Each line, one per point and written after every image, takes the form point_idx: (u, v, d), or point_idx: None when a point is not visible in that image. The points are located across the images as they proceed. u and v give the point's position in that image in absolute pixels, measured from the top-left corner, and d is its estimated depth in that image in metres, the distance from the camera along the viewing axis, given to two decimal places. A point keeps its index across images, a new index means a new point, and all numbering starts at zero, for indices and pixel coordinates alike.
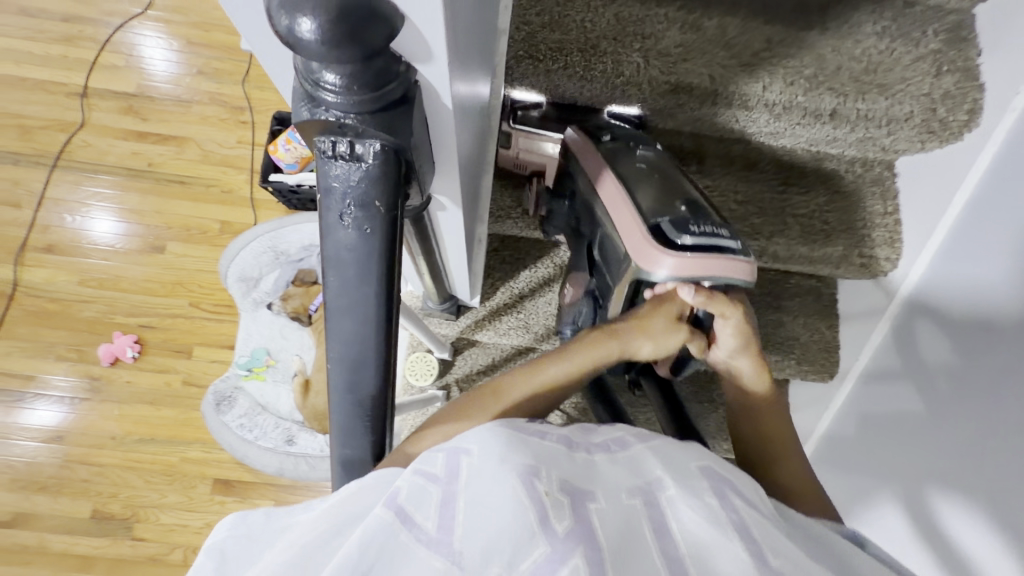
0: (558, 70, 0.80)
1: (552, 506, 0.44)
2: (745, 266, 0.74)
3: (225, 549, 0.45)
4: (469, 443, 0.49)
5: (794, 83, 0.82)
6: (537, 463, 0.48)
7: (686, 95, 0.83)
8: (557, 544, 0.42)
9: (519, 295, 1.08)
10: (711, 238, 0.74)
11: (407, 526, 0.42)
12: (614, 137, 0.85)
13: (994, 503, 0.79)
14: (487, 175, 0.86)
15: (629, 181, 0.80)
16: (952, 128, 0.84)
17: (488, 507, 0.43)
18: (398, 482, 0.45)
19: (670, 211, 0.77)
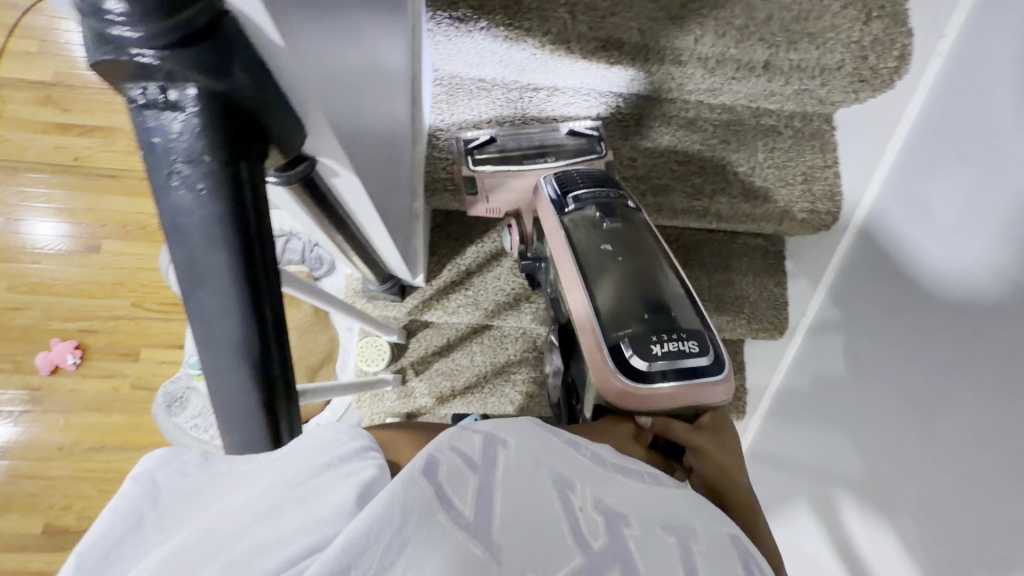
0: (483, 29, 0.77)
1: (586, 522, 0.41)
2: (716, 389, 0.68)
3: (158, 479, 0.34)
4: (505, 436, 0.46)
5: (725, 35, 0.80)
6: (571, 475, 0.45)
7: (616, 51, 0.81)
8: (594, 559, 0.39)
9: (466, 271, 1.04)
10: (678, 358, 0.68)
11: (441, 498, 0.37)
12: (579, 206, 0.80)
13: (929, 430, 0.78)
14: (420, 145, 0.86)
15: (591, 274, 0.76)
16: (882, 75, 0.84)
17: (529, 508, 0.40)
18: (436, 453, 0.40)
19: (632, 322, 0.72)
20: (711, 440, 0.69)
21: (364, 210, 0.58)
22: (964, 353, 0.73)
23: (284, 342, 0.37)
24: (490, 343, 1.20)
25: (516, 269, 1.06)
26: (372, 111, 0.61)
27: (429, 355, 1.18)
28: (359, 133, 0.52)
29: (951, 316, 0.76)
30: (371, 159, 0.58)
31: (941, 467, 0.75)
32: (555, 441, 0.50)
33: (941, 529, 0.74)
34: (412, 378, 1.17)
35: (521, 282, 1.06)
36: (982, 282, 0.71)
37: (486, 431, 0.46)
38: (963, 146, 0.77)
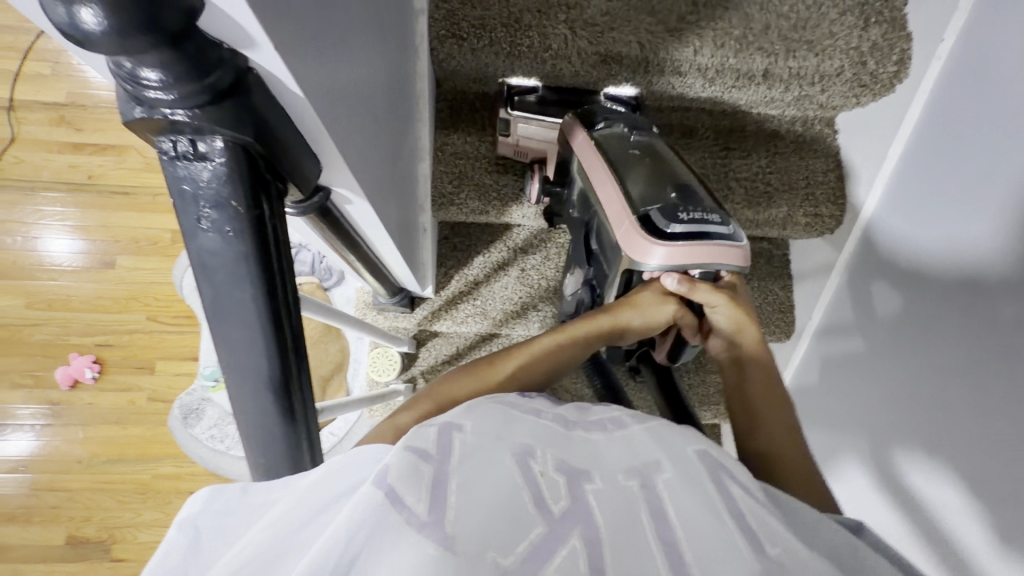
0: (484, 48, 0.79)
1: (547, 489, 0.40)
2: (736, 251, 0.72)
3: (200, 525, 0.36)
4: (461, 419, 0.44)
5: (723, 45, 0.81)
6: (534, 445, 0.44)
7: (617, 65, 0.82)
8: (553, 528, 0.38)
9: (474, 281, 1.06)
10: (703, 226, 0.71)
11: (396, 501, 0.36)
12: (607, 123, 0.82)
13: (959, 425, 0.78)
14: (426, 161, 0.87)
15: (619, 167, 0.77)
16: (882, 80, 0.84)
17: (490, 488, 0.39)
18: (388, 457, 0.39)
19: (663, 198, 0.74)
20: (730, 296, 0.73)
21: (375, 231, 0.60)
22: (992, 346, 0.74)
23: (303, 369, 0.39)
24: (499, 350, 1.21)
25: (522, 277, 1.07)
26: (376, 133, 0.63)
27: (439, 363, 1.20)
28: (368, 157, 0.54)
29: (979, 310, 0.76)
30: (379, 181, 0.59)
31: (974, 462, 0.75)
32: (517, 416, 0.48)
33: (977, 523, 0.75)
34: (423, 387, 1.19)
35: (528, 290, 1.07)
36: (1007, 276, 0.72)
37: (441, 419, 0.44)
38: (980, 141, 0.77)
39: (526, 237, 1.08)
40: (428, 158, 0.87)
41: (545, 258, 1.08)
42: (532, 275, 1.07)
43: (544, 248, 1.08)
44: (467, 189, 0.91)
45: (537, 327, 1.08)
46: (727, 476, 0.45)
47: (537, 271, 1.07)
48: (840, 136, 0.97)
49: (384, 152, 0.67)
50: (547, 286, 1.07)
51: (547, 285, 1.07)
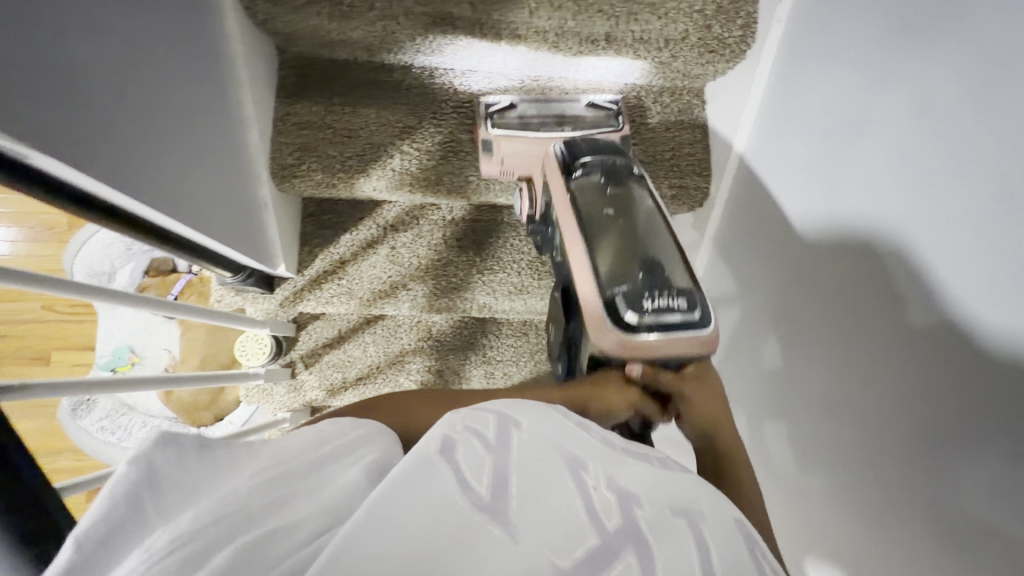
0: (304, 7, 0.75)
1: (600, 501, 0.41)
2: (703, 340, 0.66)
3: (155, 462, 0.41)
4: (519, 418, 0.48)
5: (560, 7, 0.77)
6: (586, 455, 0.46)
7: (449, 27, 0.78)
8: (608, 539, 0.39)
9: (340, 260, 1.02)
10: (666, 314, 0.67)
11: (457, 476, 0.40)
12: (585, 171, 0.77)
13: (821, 401, 0.72)
14: (255, 131, 0.81)
15: (591, 232, 0.73)
16: (730, 46, 0.81)
17: (542, 479, 0.42)
18: (454, 436, 0.43)
19: (629, 278, 0.68)
20: (695, 387, 0.71)
21: (106, 188, 0.55)
22: (844, 330, 0.69)
23: None
24: (384, 334, 1.18)
25: (392, 256, 1.03)
26: (129, 94, 0.57)
27: (320, 347, 1.16)
28: (72, 98, 0.48)
29: (832, 278, 0.72)
30: (105, 129, 0.53)
31: (837, 444, 0.69)
32: (564, 420, 0.51)
33: (840, 521, 0.69)
34: (302, 371, 1.15)
35: (398, 270, 1.03)
36: (847, 251, 0.68)
37: (497, 412, 0.48)
38: (813, 110, 0.77)
39: (397, 214, 1.05)
40: (254, 125, 0.81)
41: (417, 236, 1.04)
42: (402, 254, 1.03)
43: (416, 225, 1.05)
44: (311, 160, 0.86)
45: (408, 308, 1.04)
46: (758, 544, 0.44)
47: (408, 250, 1.04)
48: (709, 114, 0.95)
49: (158, 112, 0.62)
50: (417, 265, 1.04)
51: (418, 264, 1.04)
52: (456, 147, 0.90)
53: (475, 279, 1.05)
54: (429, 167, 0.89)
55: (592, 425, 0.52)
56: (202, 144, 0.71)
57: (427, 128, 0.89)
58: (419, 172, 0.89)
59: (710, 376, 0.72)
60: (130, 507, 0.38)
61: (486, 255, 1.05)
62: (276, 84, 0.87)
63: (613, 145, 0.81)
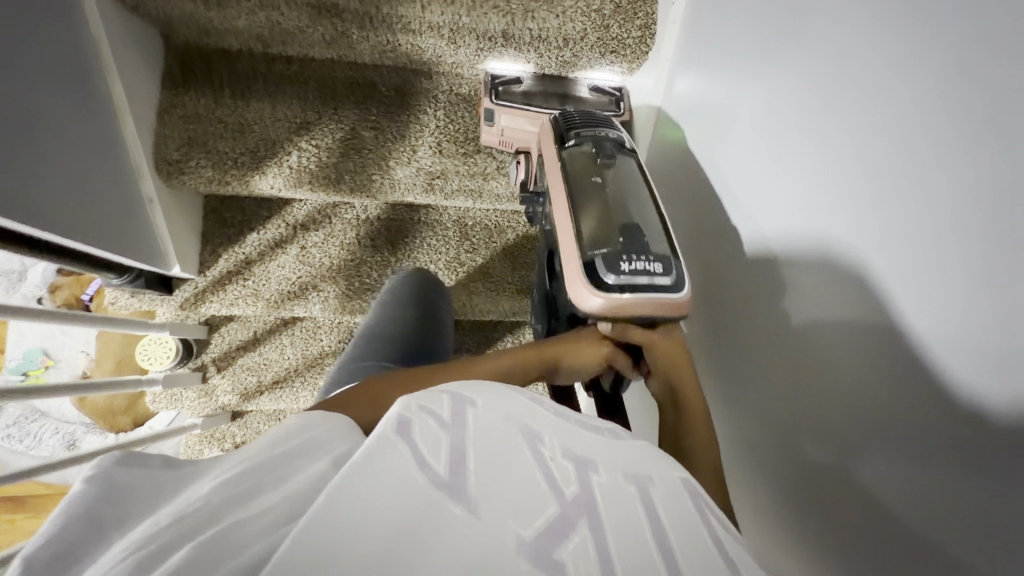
0: None
1: (558, 471, 0.40)
2: (676, 304, 0.60)
3: (115, 478, 0.37)
4: (473, 394, 0.44)
5: (453, 2, 0.75)
6: (542, 428, 0.43)
7: (338, 20, 0.75)
8: (565, 510, 0.37)
9: (246, 260, 0.98)
10: (641, 275, 0.60)
11: (411, 449, 0.36)
12: (578, 140, 0.71)
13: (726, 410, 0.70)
14: (132, 124, 0.76)
15: (579, 199, 0.67)
16: (631, 47, 0.81)
17: (499, 457, 0.39)
18: (409, 412, 0.39)
19: (608, 241, 0.62)
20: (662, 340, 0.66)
21: None
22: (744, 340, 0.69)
23: None
24: (301, 335, 1.14)
25: (302, 255, 1.00)
26: None
27: (233, 350, 1.12)
28: None
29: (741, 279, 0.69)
30: None
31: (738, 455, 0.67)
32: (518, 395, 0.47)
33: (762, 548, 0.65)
34: (213, 376, 1.10)
35: (308, 270, 1.00)
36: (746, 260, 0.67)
37: (456, 390, 0.44)
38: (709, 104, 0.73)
39: (306, 213, 1.01)
40: (129, 117, 0.76)
41: (327, 235, 1.01)
42: (312, 254, 1.00)
43: (328, 224, 1.01)
44: (198, 155, 0.81)
45: (320, 310, 1.01)
46: (706, 505, 0.43)
47: (318, 249, 1.00)
48: (635, 114, 0.93)
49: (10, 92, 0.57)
50: (329, 265, 1.01)
51: (330, 264, 1.01)
52: (357, 144, 0.87)
53: (388, 279, 1.02)
54: (327, 164, 0.86)
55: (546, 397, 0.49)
56: (57, 136, 0.64)
57: (326, 125, 0.86)
58: (318, 169, 0.85)
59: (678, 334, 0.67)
60: (90, 526, 0.34)
61: (402, 254, 1.03)
62: (161, 73, 0.82)
63: (603, 120, 0.75)
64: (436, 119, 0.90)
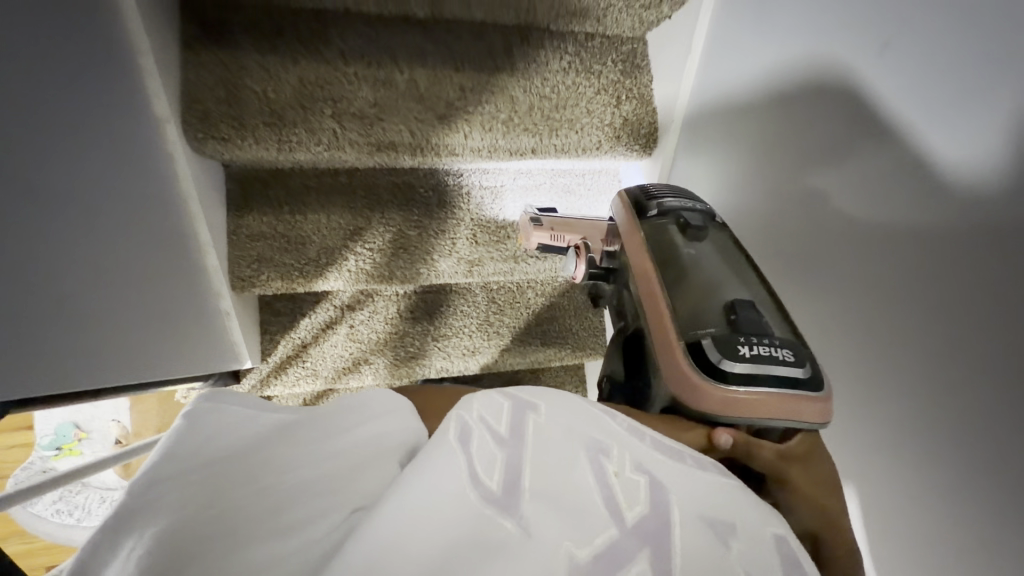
0: (251, 146, 0.79)
1: (621, 492, 0.42)
2: (815, 405, 0.55)
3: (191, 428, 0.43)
4: (537, 402, 0.47)
5: (491, 128, 0.87)
6: (610, 441, 0.46)
7: (393, 152, 0.85)
8: (624, 533, 0.40)
9: (302, 344, 1.09)
10: (770, 363, 0.56)
11: (467, 468, 0.41)
12: (661, 211, 0.75)
13: None
14: (212, 255, 0.85)
15: (677, 269, 0.68)
16: (637, 150, 0.96)
17: (555, 467, 0.42)
18: (466, 423, 0.44)
19: (720, 321, 0.60)
20: (802, 471, 0.55)
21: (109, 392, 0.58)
22: None
23: None
24: None
25: (352, 334, 1.11)
26: None
27: None
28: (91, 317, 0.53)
29: None
30: None
31: None
32: (589, 406, 0.50)
33: None
34: None
35: (358, 346, 1.11)
36: None
37: (516, 395, 0.48)
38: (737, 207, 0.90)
39: (351, 295, 1.12)
40: (212, 250, 0.84)
41: (373, 313, 1.13)
42: (361, 332, 1.12)
43: (371, 302, 1.13)
44: (267, 270, 0.92)
45: (372, 380, 1.13)
46: (798, 569, 0.43)
47: (366, 327, 1.12)
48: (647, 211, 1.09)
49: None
50: (377, 339, 1.12)
51: (378, 338, 1.12)
52: (404, 242, 0.98)
53: (431, 346, 1.15)
54: (381, 264, 0.97)
55: (621, 415, 0.51)
56: None
57: (376, 228, 0.97)
58: (373, 269, 0.97)
59: (823, 461, 0.56)
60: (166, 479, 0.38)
61: (440, 322, 1.16)
62: (226, 197, 0.91)
63: (686, 194, 0.78)
64: (470, 212, 1.02)
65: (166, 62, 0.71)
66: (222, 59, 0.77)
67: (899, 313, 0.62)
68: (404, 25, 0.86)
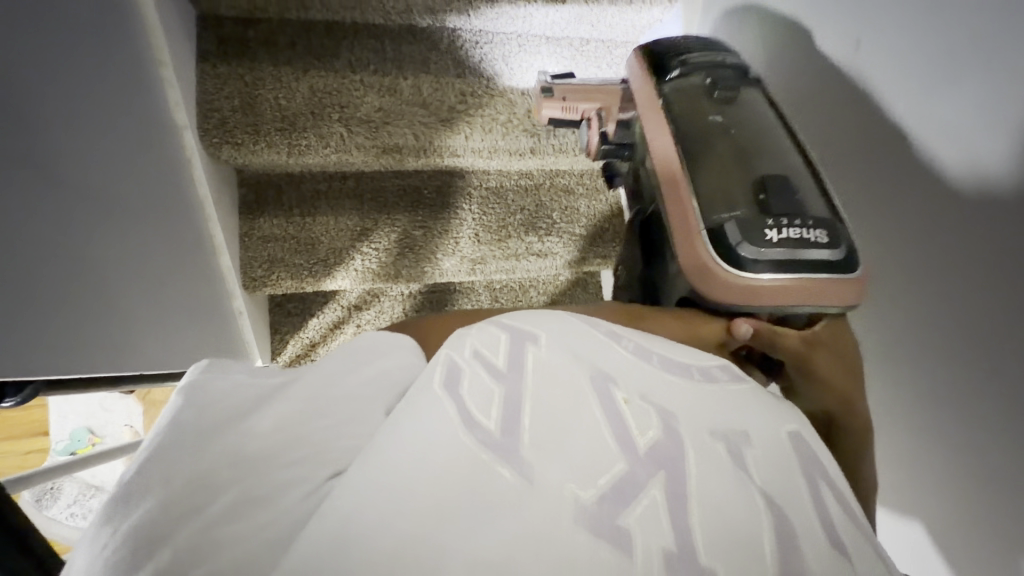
0: (262, 150, 0.82)
1: (633, 418, 0.45)
2: (847, 286, 0.57)
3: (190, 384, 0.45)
4: (533, 335, 0.50)
5: (491, 130, 0.91)
6: (614, 373, 0.49)
7: (398, 155, 0.88)
8: (634, 463, 0.43)
9: (311, 343, 1.12)
10: (804, 248, 0.57)
11: (464, 413, 0.42)
12: (682, 74, 0.72)
13: None
14: (226, 256, 0.89)
15: (696, 140, 0.67)
16: None
17: (556, 404, 0.45)
18: (458, 364, 0.46)
19: (746, 206, 0.60)
20: (825, 355, 0.59)
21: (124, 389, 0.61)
22: None
23: None
24: None
25: (359, 333, 1.14)
26: None
27: None
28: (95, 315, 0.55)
29: None
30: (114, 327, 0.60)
31: None
32: (597, 337, 0.52)
33: None
34: None
35: None
36: None
37: (511, 330, 0.50)
38: None
39: (359, 295, 1.15)
40: (226, 251, 0.88)
41: (379, 313, 1.16)
42: (367, 331, 1.15)
43: (378, 302, 1.16)
44: (278, 270, 0.95)
45: None
46: (819, 468, 0.49)
47: (373, 326, 1.15)
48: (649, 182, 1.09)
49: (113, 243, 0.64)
50: None
51: None
52: (409, 242, 1.02)
53: None
54: (387, 263, 1.01)
55: (625, 334, 0.54)
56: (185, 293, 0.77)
57: (382, 229, 1.01)
58: (380, 268, 1.00)
59: (842, 339, 0.60)
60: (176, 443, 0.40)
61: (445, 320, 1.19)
62: (237, 201, 0.95)
63: (715, 45, 0.75)
64: (473, 213, 1.06)
65: (183, 73, 0.76)
66: (238, 70, 0.82)
67: (901, 268, 0.67)
68: (408, 34, 0.90)
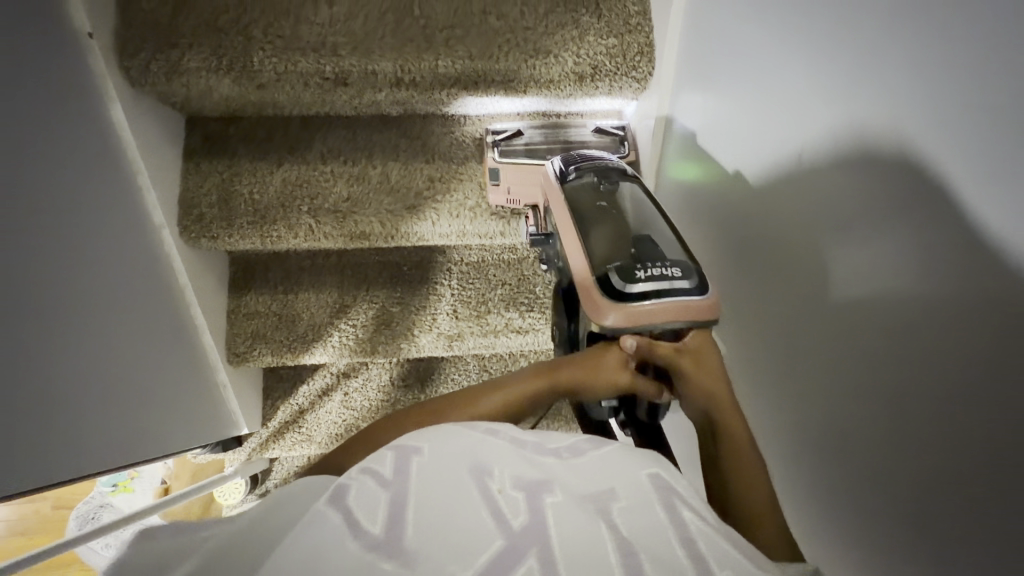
0: (236, 239, 0.87)
1: (505, 503, 0.39)
2: (706, 306, 0.60)
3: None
4: (418, 442, 0.43)
5: (458, 216, 0.90)
6: (484, 459, 0.42)
7: (366, 240, 0.89)
8: (511, 539, 0.37)
9: (300, 410, 1.16)
10: (664, 282, 0.60)
11: (352, 530, 0.36)
12: (578, 173, 0.74)
13: None
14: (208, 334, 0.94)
15: (586, 225, 0.70)
16: None
17: (441, 494, 0.39)
18: (347, 479, 0.40)
19: (620, 256, 0.65)
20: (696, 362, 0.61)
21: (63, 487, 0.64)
22: None
23: None
24: None
25: (345, 401, 1.16)
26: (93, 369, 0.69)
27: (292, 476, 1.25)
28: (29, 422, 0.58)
29: None
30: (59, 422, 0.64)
31: None
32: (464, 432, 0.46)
33: None
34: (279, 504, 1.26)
35: (351, 413, 1.16)
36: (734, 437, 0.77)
37: (399, 445, 0.43)
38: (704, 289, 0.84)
39: (348, 363, 1.18)
40: (207, 331, 0.93)
41: (366, 381, 1.17)
42: (354, 399, 1.16)
43: (365, 370, 1.18)
44: (260, 345, 1.00)
45: None
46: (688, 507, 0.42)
47: (359, 395, 1.17)
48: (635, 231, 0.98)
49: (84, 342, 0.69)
50: (369, 407, 1.16)
51: (370, 406, 1.16)
52: (387, 319, 1.02)
53: None
54: (363, 338, 1.02)
55: (501, 428, 0.48)
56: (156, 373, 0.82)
57: (360, 305, 1.02)
58: (356, 343, 1.02)
59: (714, 356, 0.61)
60: None
61: (430, 390, 1.18)
62: (228, 280, 1.02)
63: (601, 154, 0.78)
64: (451, 288, 1.05)
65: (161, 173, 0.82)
66: (219, 167, 0.88)
67: None
68: (379, 123, 0.93)
